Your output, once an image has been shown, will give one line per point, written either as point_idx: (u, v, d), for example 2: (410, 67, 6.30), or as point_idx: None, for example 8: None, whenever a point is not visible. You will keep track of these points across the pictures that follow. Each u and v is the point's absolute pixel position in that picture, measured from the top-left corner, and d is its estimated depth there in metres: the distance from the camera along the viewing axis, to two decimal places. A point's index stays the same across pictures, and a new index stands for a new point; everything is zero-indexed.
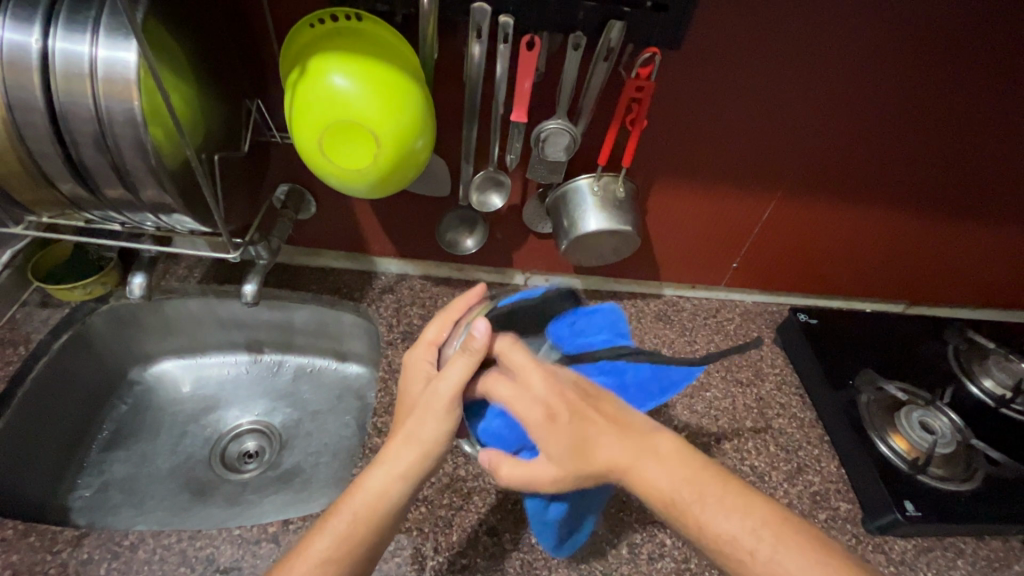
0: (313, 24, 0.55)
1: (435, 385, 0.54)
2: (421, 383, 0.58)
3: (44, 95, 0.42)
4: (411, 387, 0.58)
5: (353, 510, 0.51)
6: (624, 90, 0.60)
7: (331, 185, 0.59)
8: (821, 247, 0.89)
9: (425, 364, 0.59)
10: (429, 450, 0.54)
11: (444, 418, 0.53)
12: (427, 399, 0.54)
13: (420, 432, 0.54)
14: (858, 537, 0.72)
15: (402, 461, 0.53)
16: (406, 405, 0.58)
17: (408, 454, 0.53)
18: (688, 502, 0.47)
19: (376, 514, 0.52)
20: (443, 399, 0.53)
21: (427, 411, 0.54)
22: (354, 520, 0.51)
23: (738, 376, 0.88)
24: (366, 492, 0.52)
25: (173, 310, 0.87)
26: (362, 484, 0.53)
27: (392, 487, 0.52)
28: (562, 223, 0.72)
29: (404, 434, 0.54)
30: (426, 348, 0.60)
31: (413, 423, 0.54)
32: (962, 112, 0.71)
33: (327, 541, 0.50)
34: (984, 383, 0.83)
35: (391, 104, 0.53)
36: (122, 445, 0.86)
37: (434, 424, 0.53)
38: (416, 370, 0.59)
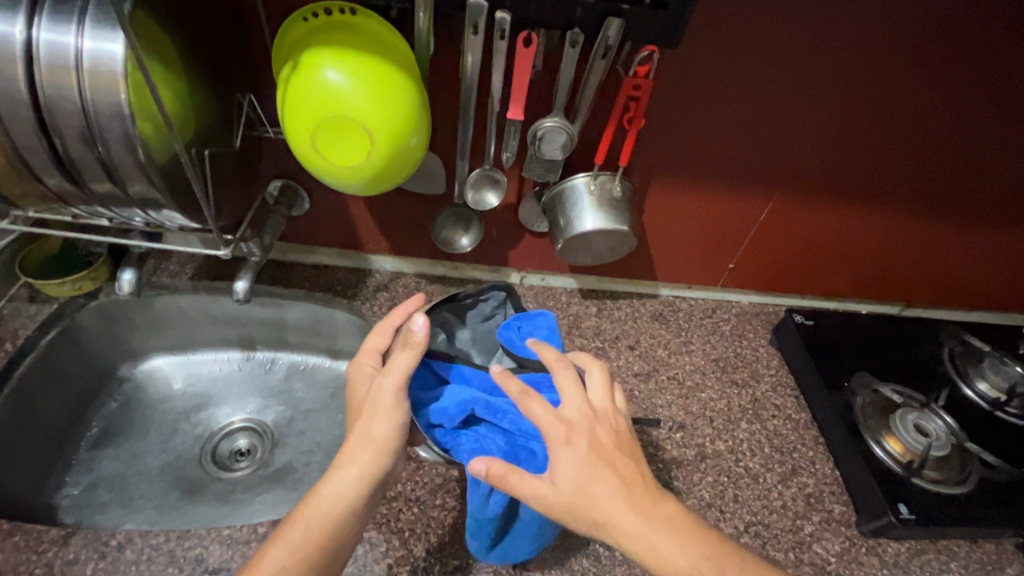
0: (306, 18, 0.54)
1: (380, 380, 0.54)
2: (366, 388, 0.56)
3: (28, 86, 0.41)
4: (357, 395, 0.57)
5: (312, 518, 0.50)
6: (622, 89, 0.60)
7: (324, 182, 0.58)
8: (818, 248, 0.89)
9: (369, 370, 0.58)
10: (382, 446, 0.53)
11: (395, 411, 0.54)
12: (376, 397, 0.54)
13: (371, 431, 0.53)
14: (851, 540, 0.71)
15: (359, 463, 0.52)
16: (354, 411, 0.56)
17: (368, 456, 0.52)
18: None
19: (334, 519, 0.51)
20: (390, 391, 0.53)
21: (375, 407, 0.53)
22: (312, 527, 0.50)
23: (734, 377, 0.87)
24: (327, 498, 0.51)
25: (164, 306, 0.86)
26: (321, 492, 0.52)
27: (350, 491, 0.52)
28: (558, 222, 0.72)
29: (356, 433, 0.53)
30: (370, 357, 0.59)
31: (364, 422, 0.53)
32: (960, 115, 0.70)
33: (286, 552, 0.49)
34: (979, 386, 0.83)
35: (385, 100, 0.53)
36: (111, 442, 0.85)
37: (383, 418, 0.53)
38: (361, 378, 0.57)
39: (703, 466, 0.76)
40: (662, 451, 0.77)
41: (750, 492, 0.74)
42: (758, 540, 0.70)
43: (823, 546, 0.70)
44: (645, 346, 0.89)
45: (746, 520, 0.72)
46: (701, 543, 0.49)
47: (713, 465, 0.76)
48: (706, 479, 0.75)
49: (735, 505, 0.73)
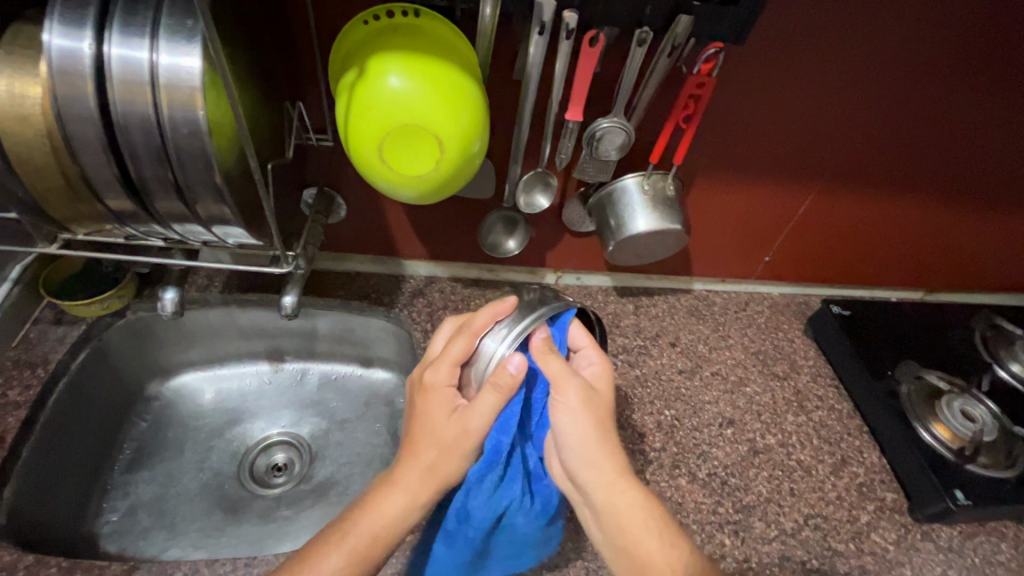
0: (366, 21, 0.51)
1: (466, 419, 0.52)
2: (444, 412, 0.54)
3: (99, 104, 0.38)
4: (429, 414, 0.54)
5: (368, 532, 0.50)
6: (685, 87, 0.59)
7: (384, 192, 0.56)
8: (853, 239, 0.90)
9: (449, 387, 0.55)
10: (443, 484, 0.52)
11: (470, 454, 0.52)
12: (459, 438, 0.52)
13: (440, 466, 0.52)
14: (906, 527, 0.73)
15: (418, 487, 0.52)
16: (424, 432, 0.53)
17: (428, 487, 0.52)
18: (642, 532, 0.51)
19: (390, 537, 0.51)
20: (475, 435, 0.52)
21: (452, 448, 0.52)
22: (369, 542, 0.50)
23: (775, 369, 0.88)
24: (387, 515, 0.51)
25: (193, 321, 0.83)
26: (379, 506, 0.51)
27: (408, 513, 0.52)
28: (609, 223, 0.71)
29: (424, 462, 0.52)
30: (447, 369, 0.55)
31: (436, 456, 0.52)
32: (1006, 105, 0.71)
33: (341, 560, 0.49)
34: (1013, 367, 0.85)
35: (453, 106, 0.51)
36: (146, 464, 0.82)
37: (456, 462, 0.52)
38: (438, 396, 0.54)
39: (757, 461, 0.77)
40: (715, 447, 0.77)
41: (805, 484, 0.75)
42: (818, 532, 0.71)
43: (881, 534, 0.71)
44: (686, 342, 0.89)
45: (804, 513, 0.72)
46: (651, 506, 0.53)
47: (766, 460, 0.77)
48: (761, 474, 0.75)
49: (791, 499, 0.73)
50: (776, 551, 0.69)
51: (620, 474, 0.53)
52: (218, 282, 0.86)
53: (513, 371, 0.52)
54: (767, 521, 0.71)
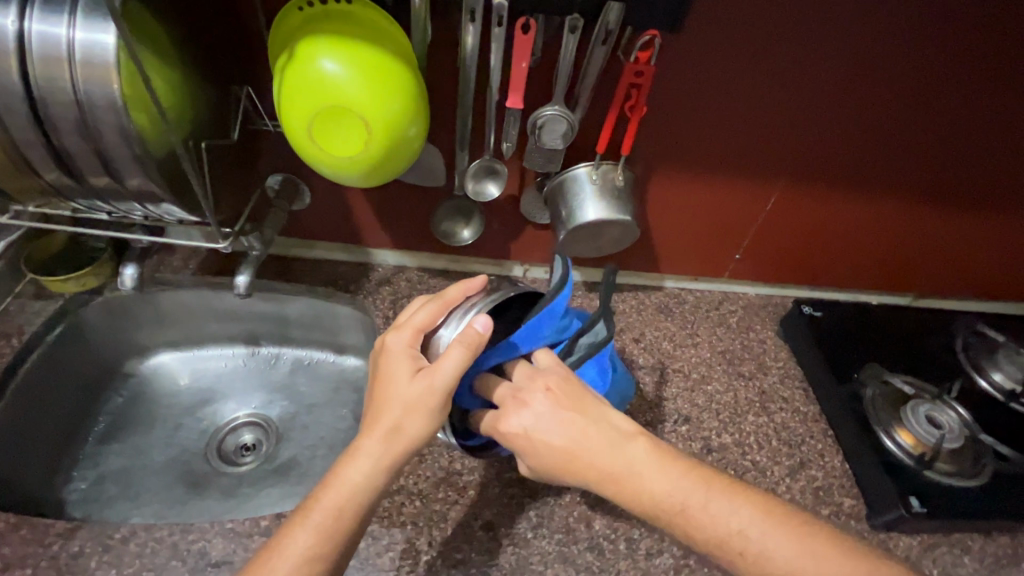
0: (302, 6, 0.53)
1: (431, 377, 0.52)
2: (406, 373, 0.53)
3: (22, 79, 0.41)
4: (393, 377, 0.54)
5: (334, 501, 0.50)
6: (624, 76, 0.59)
7: (322, 174, 0.58)
8: (827, 237, 0.87)
9: (410, 351, 0.55)
10: (409, 444, 0.52)
11: (435, 413, 0.52)
12: (424, 397, 0.52)
13: (407, 426, 0.52)
14: (861, 534, 0.70)
15: (386, 450, 0.51)
16: (386, 393, 0.53)
17: (395, 447, 0.51)
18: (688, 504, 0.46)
19: (357, 506, 0.50)
20: (440, 392, 0.52)
21: (419, 407, 0.52)
22: (336, 513, 0.50)
23: (740, 369, 0.86)
24: (351, 484, 0.50)
25: (168, 302, 0.86)
26: (343, 476, 0.51)
27: (373, 479, 0.51)
28: (560, 213, 0.71)
29: (390, 424, 0.52)
30: (409, 334, 0.56)
31: (400, 416, 0.52)
32: (977, 98, 0.69)
33: (309, 538, 0.48)
34: (994, 377, 0.81)
35: (381, 88, 0.52)
36: (118, 437, 0.85)
37: (422, 420, 0.52)
38: (399, 358, 0.54)
39: (710, 460, 0.75)
40: (667, 444, 0.76)
41: (757, 485, 0.73)
42: None
43: None
44: (650, 339, 0.88)
45: None
46: (683, 469, 0.48)
47: (719, 459, 0.75)
48: None
49: None
50: None
51: (627, 454, 0.49)
52: (192, 264, 0.89)
53: (479, 329, 0.53)
54: None
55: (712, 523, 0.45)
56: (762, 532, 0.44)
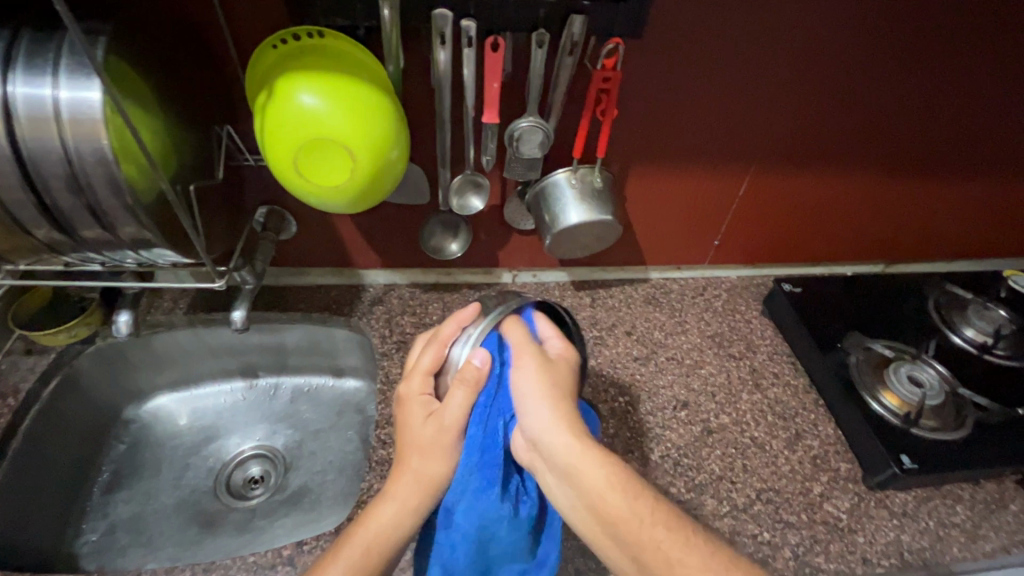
0: (275, 45, 0.55)
1: (441, 418, 0.56)
2: (420, 417, 0.57)
3: (9, 140, 0.42)
4: (408, 422, 0.58)
5: (368, 541, 0.53)
6: (592, 82, 0.61)
7: (310, 205, 0.59)
8: (799, 216, 0.91)
9: (422, 394, 0.59)
10: (433, 485, 0.55)
11: (449, 451, 0.56)
12: (438, 437, 0.56)
13: (425, 468, 0.55)
14: (860, 495, 0.74)
15: (410, 494, 0.55)
16: (406, 441, 0.57)
17: (418, 489, 0.55)
18: (620, 511, 0.50)
19: (387, 544, 0.53)
20: (453, 431, 0.56)
21: (433, 449, 0.55)
22: (365, 553, 0.52)
23: (730, 350, 0.89)
24: (379, 525, 0.54)
25: (162, 343, 0.86)
26: (373, 517, 0.54)
27: (402, 520, 0.54)
28: (544, 218, 0.73)
29: (410, 469, 0.55)
30: (420, 379, 0.60)
31: (419, 460, 0.55)
32: (926, 73, 0.73)
33: (341, 572, 0.51)
34: (966, 332, 0.85)
35: (361, 116, 0.53)
36: (124, 485, 0.85)
37: (440, 460, 0.55)
38: (413, 404, 0.58)
39: (711, 440, 0.78)
40: (668, 430, 0.79)
41: (758, 460, 0.76)
42: (770, 506, 0.72)
43: (834, 504, 0.73)
44: (642, 330, 0.91)
45: (756, 488, 0.73)
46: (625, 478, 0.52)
47: (720, 439, 0.78)
48: (715, 453, 0.77)
49: (744, 475, 0.74)
50: (727, 527, 0.70)
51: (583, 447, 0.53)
52: (183, 303, 0.89)
53: (475, 365, 0.56)
54: (719, 497, 0.72)
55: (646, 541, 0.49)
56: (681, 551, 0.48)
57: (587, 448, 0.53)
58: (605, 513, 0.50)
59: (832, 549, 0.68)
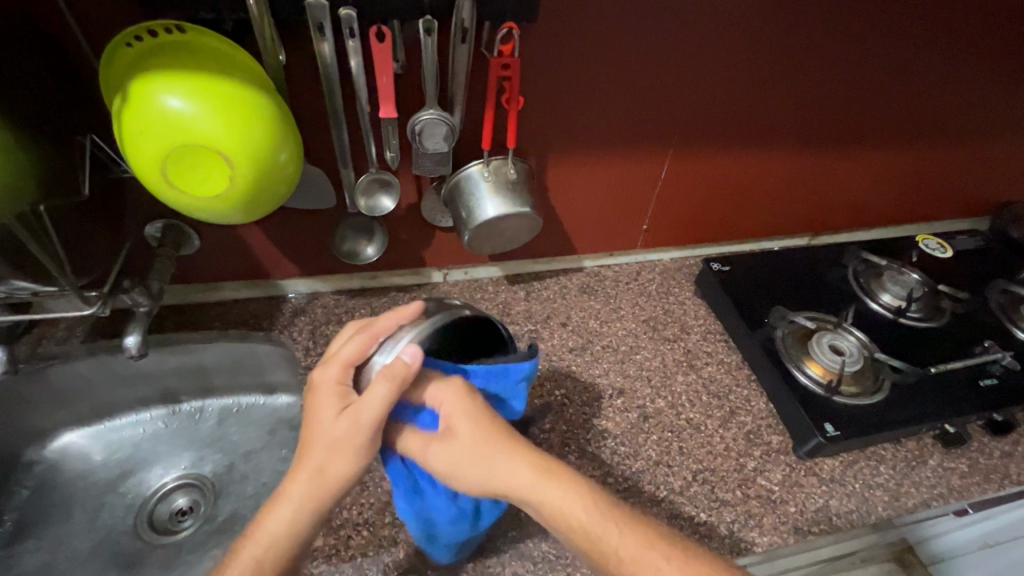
0: (129, 42, 0.49)
1: (357, 414, 0.50)
2: (333, 410, 0.51)
3: None
4: (319, 414, 0.51)
5: (259, 544, 0.49)
6: (491, 70, 0.59)
7: (195, 217, 0.55)
8: (721, 195, 0.92)
9: (340, 384, 0.52)
10: (334, 485, 0.50)
11: (359, 452, 0.50)
12: (349, 435, 0.50)
13: (329, 467, 0.50)
14: (791, 465, 0.75)
15: (309, 496, 0.50)
16: (312, 435, 0.51)
17: (316, 489, 0.50)
18: (593, 528, 0.47)
19: (280, 549, 0.49)
20: (368, 430, 0.49)
21: (340, 448, 0.50)
22: (254, 565, 0.48)
23: (665, 333, 0.89)
24: (271, 533, 0.49)
25: (60, 376, 0.78)
26: (266, 522, 0.49)
27: (297, 523, 0.50)
28: (460, 214, 0.70)
29: (313, 467, 0.50)
30: (338, 368, 0.53)
31: (324, 456, 0.50)
32: (828, 45, 0.74)
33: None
34: (883, 298, 0.88)
35: (236, 119, 0.49)
36: (30, 534, 0.77)
37: (347, 459, 0.50)
38: (325, 395, 0.52)
39: (648, 426, 0.78)
40: (605, 420, 0.78)
41: (694, 441, 0.77)
42: (706, 486, 0.72)
43: (766, 477, 0.74)
44: (577, 320, 0.90)
45: (692, 470, 0.74)
46: (591, 493, 0.49)
47: (656, 424, 0.78)
48: (651, 438, 0.76)
49: (681, 458, 0.75)
50: (664, 511, 0.70)
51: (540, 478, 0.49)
52: (80, 332, 0.81)
53: (404, 361, 0.50)
54: (656, 482, 0.72)
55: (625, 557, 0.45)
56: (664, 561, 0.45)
57: (546, 477, 0.49)
58: (578, 535, 0.47)
59: (765, 523, 0.70)
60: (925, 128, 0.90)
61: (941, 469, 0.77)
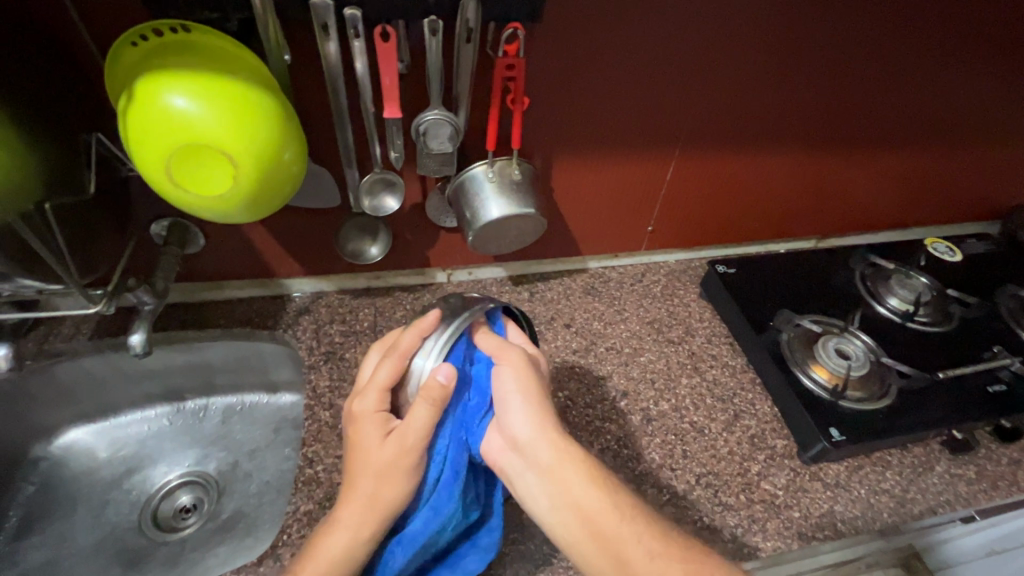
0: (134, 41, 0.49)
1: (404, 440, 0.51)
2: (376, 437, 0.52)
3: None
4: (363, 443, 0.52)
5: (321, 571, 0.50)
6: (495, 70, 0.59)
7: (199, 216, 0.55)
8: (728, 197, 0.91)
9: (380, 412, 0.53)
10: (387, 509, 0.51)
11: (410, 474, 0.52)
12: (398, 460, 0.51)
13: (383, 494, 0.51)
14: (795, 470, 0.75)
15: (365, 522, 0.51)
16: (360, 464, 0.52)
17: (373, 518, 0.51)
18: (595, 507, 0.50)
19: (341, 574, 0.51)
20: (416, 452, 0.51)
21: (389, 474, 0.51)
22: None
23: (669, 336, 0.89)
24: (332, 557, 0.51)
25: (66, 373, 0.78)
26: (324, 550, 0.51)
27: (354, 547, 0.51)
28: (464, 215, 0.70)
29: (366, 497, 0.51)
30: (376, 396, 0.54)
31: (376, 483, 0.51)
32: (837, 46, 0.73)
33: None
34: (890, 302, 0.87)
35: (241, 118, 0.49)
36: (34, 529, 0.77)
37: (398, 485, 0.51)
38: (368, 423, 0.52)
39: (652, 429, 0.77)
40: (609, 422, 0.77)
41: (698, 445, 0.76)
42: (709, 490, 0.72)
43: (771, 481, 0.73)
44: (581, 322, 0.89)
45: (696, 473, 0.73)
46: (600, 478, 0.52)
47: (660, 426, 0.78)
48: (654, 441, 0.76)
49: (684, 461, 0.74)
50: (667, 515, 0.69)
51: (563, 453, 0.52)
52: (86, 329, 0.82)
53: (440, 382, 0.51)
54: (660, 485, 0.72)
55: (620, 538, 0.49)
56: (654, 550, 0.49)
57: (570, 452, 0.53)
58: (581, 511, 0.50)
59: (769, 528, 0.69)
60: (935, 130, 0.89)
61: (948, 476, 0.76)
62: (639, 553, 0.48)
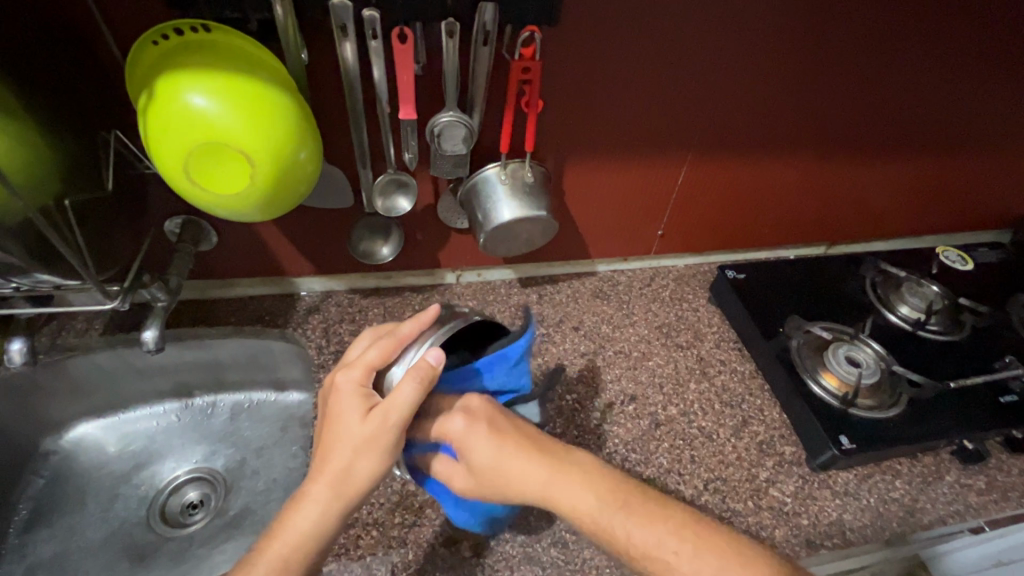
0: (156, 41, 0.50)
1: (384, 416, 0.50)
2: (357, 412, 0.51)
3: None
4: (342, 416, 0.52)
5: (285, 543, 0.49)
6: (511, 73, 0.59)
7: (214, 214, 0.55)
8: (738, 202, 0.91)
9: (362, 388, 0.53)
10: (358, 486, 0.51)
11: (386, 453, 0.51)
12: (376, 436, 0.50)
13: (356, 469, 0.51)
14: (804, 477, 0.74)
15: (335, 496, 0.50)
16: (336, 436, 0.51)
17: (343, 492, 0.50)
18: (608, 513, 0.49)
19: (305, 548, 0.49)
20: (395, 430, 0.51)
21: (365, 449, 0.50)
22: (282, 563, 0.49)
23: (678, 340, 0.89)
24: (299, 533, 0.49)
25: (78, 368, 0.79)
26: (292, 523, 0.50)
27: (323, 522, 0.50)
28: (476, 216, 0.70)
29: (338, 470, 0.50)
30: (361, 371, 0.54)
31: (352, 456, 0.50)
32: (852, 52, 0.73)
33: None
34: (901, 310, 0.87)
35: (258, 116, 0.49)
36: (44, 523, 0.78)
37: (371, 461, 0.51)
38: (348, 397, 0.52)
39: (660, 433, 0.77)
40: (617, 426, 0.77)
41: (706, 450, 0.76)
42: (717, 495, 0.72)
43: (779, 488, 0.73)
44: (590, 325, 0.89)
45: (704, 478, 0.73)
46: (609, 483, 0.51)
47: (668, 431, 0.78)
48: (663, 446, 0.76)
49: (692, 466, 0.74)
50: None
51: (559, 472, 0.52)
52: (99, 324, 0.83)
53: (429, 362, 0.52)
54: (667, 490, 0.72)
55: (641, 541, 0.47)
56: (678, 542, 0.47)
57: (566, 473, 0.51)
58: (590, 523, 0.49)
59: (777, 535, 0.69)
60: (949, 138, 0.89)
61: (958, 486, 0.75)
62: (663, 548, 0.47)
